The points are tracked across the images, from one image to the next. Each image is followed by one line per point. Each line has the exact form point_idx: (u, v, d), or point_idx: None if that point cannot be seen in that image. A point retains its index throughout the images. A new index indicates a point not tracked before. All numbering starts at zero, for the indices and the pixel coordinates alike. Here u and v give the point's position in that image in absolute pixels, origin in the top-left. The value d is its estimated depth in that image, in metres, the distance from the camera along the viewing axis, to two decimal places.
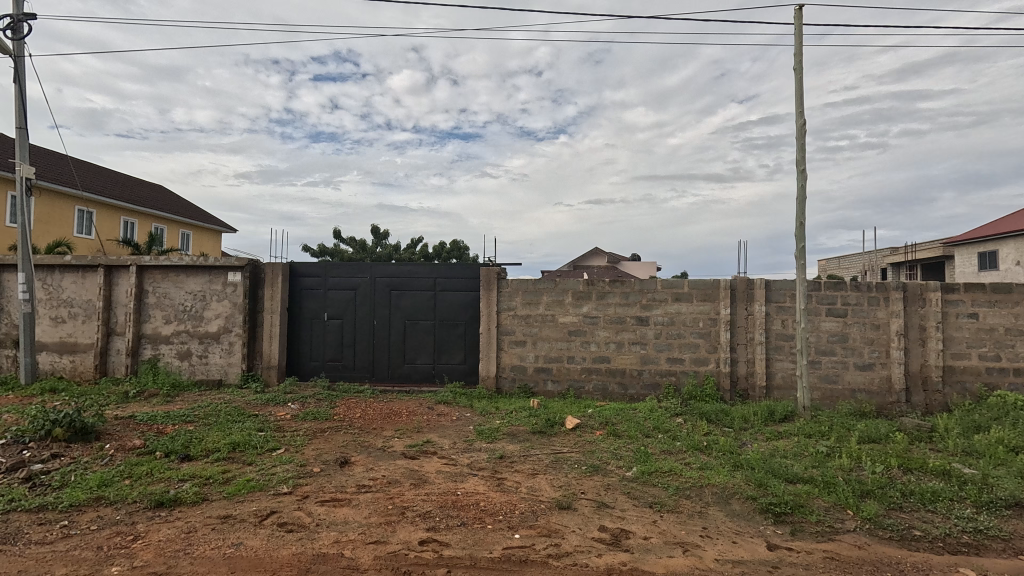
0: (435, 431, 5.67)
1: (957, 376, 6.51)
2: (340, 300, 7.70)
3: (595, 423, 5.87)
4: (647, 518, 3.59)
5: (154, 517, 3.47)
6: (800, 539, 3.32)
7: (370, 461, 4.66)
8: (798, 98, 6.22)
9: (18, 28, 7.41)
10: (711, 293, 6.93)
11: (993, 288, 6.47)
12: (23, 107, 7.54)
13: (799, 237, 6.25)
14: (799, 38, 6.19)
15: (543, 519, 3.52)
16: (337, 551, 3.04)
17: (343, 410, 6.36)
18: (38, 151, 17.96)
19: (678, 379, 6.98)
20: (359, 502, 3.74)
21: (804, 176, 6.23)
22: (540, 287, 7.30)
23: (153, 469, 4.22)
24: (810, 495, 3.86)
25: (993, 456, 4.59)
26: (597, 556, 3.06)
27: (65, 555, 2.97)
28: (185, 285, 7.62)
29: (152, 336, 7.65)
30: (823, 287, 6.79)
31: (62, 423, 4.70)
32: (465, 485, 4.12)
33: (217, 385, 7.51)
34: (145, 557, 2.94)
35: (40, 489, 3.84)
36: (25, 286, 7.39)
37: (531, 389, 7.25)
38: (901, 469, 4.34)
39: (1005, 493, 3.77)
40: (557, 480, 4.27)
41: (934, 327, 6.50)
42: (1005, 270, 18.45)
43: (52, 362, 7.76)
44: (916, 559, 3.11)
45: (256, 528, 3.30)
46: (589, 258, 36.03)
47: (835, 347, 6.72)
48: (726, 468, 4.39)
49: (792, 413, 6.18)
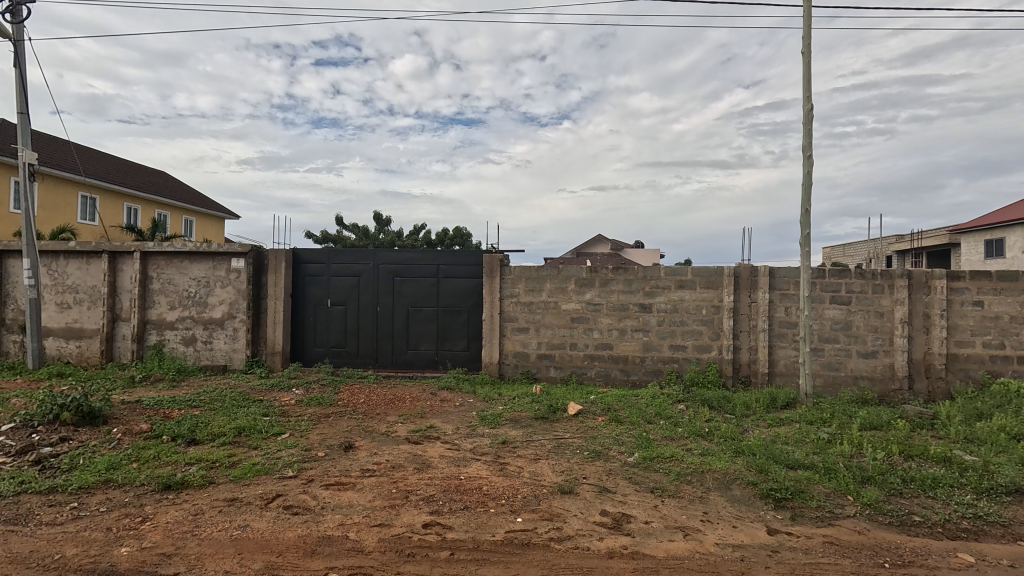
0: (439, 416, 5.72)
1: (961, 364, 6.50)
2: (344, 286, 7.72)
3: (597, 409, 5.91)
4: (648, 503, 3.62)
5: (161, 499, 3.52)
6: (799, 524, 3.35)
7: (374, 446, 4.71)
8: (805, 83, 6.13)
9: (17, 12, 7.36)
10: (714, 280, 6.91)
11: (999, 276, 6.43)
12: (24, 92, 7.50)
13: (804, 225, 6.21)
14: (807, 20, 6.08)
15: (546, 503, 3.56)
16: (342, 533, 3.08)
17: (347, 396, 6.41)
18: (40, 137, 17.93)
19: (681, 365, 7.00)
20: (363, 485, 3.79)
21: (810, 163, 6.17)
22: (543, 274, 7.29)
23: (160, 453, 4.28)
24: (811, 481, 3.88)
25: (994, 443, 4.60)
26: (599, 540, 3.09)
27: (76, 536, 3.02)
28: (189, 271, 7.64)
29: (157, 321, 7.70)
30: (827, 275, 6.76)
31: (70, 407, 4.76)
32: (468, 469, 4.17)
33: (222, 370, 7.57)
34: (153, 539, 2.99)
35: (49, 472, 3.90)
36: (30, 271, 7.42)
37: (534, 375, 7.28)
38: (902, 456, 4.36)
39: (1006, 480, 3.79)
40: (559, 465, 4.30)
41: (939, 315, 6.47)
42: (1013, 258, 18.29)
43: (58, 347, 7.82)
44: (915, 544, 3.13)
45: (262, 511, 3.35)
46: (592, 245, 35.88)
47: (838, 334, 6.72)
48: (727, 454, 4.42)
49: (794, 400, 6.20)
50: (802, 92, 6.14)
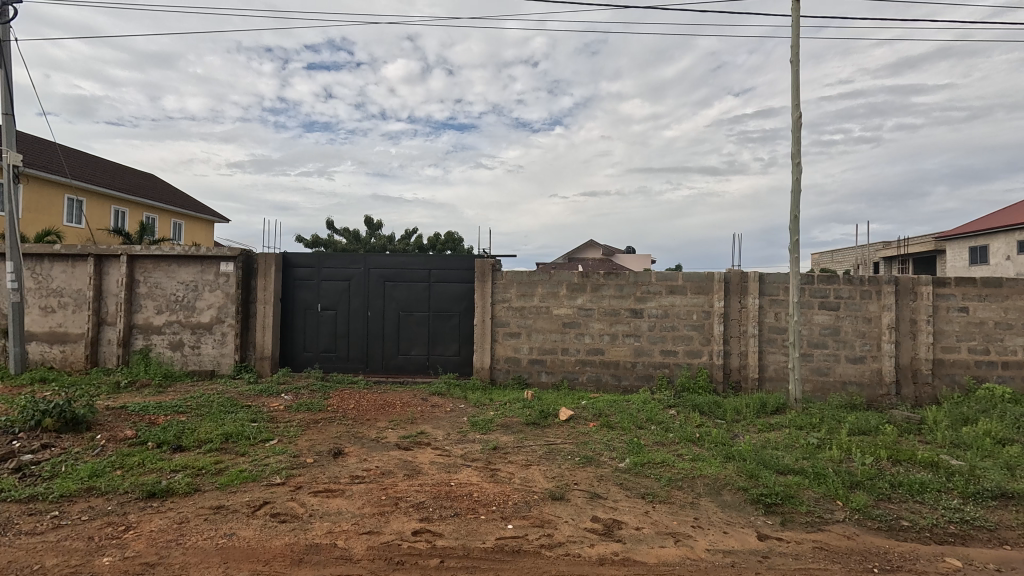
0: (429, 422, 5.68)
1: (947, 369, 6.58)
2: (334, 290, 7.66)
3: (588, 415, 5.90)
4: (640, 508, 3.61)
5: (146, 507, 3.46)
6: (790, 530, 3.36)
7: (363, 452, 4.67)
8: (794, 91, 6.20)
9: (3, 13, 7.27)
10: (705, 285, 6.95)
11: (984, 282, 6.52)
12: (9, 93, 7.39)
13: (794, 231, 6.27)
14: (796, 29, 6.16)
15: (536, 510, 3.54)
16: (331, 541, 3.04)
17: (337, 402, 6.34)
18: (26, 138, 17.69)
19: (672, 371, 7.01)
20: (352, 492, 3.75)
21: (799, 169, 6.23)
22: (535, 279, 7.29)
23: (145, 460, 4.21)
24: (800, 486, 3.90)
25: (980, 448, 4.66)
26: (590, 547, 3.08)
27: (56, 545, 2.95)
28: (177, 275, 7.55)
29: (143, 326, 7.59)
30: (816, 281, 6.82)
31: (52, 413, 4.67)
32: (459, 476, 4.13)
33: (210, 375, 7.48)
34: (137, 548, 2.93)
35: (29, 480, 3.82)
36: (13, 275, 7.29)
37: (526, 381, 7.27)
38: (890, 461, 4.39)
39: (992, 485, 3.82)
40: (550, 471, 4.29)
41: (925, 320, 6.56)
42: (997, 265, 18.59)
43: (42, 352, 7.68)
44: (903, 548, 3.15)
45: (249, 519, 3.29)
46: (584, 250, 36.01)
47: (827, 339, 6.77)
48: (718, 459, 4.43)
49: (784, 405, 6.24)
50: (791, 100, 6.21)
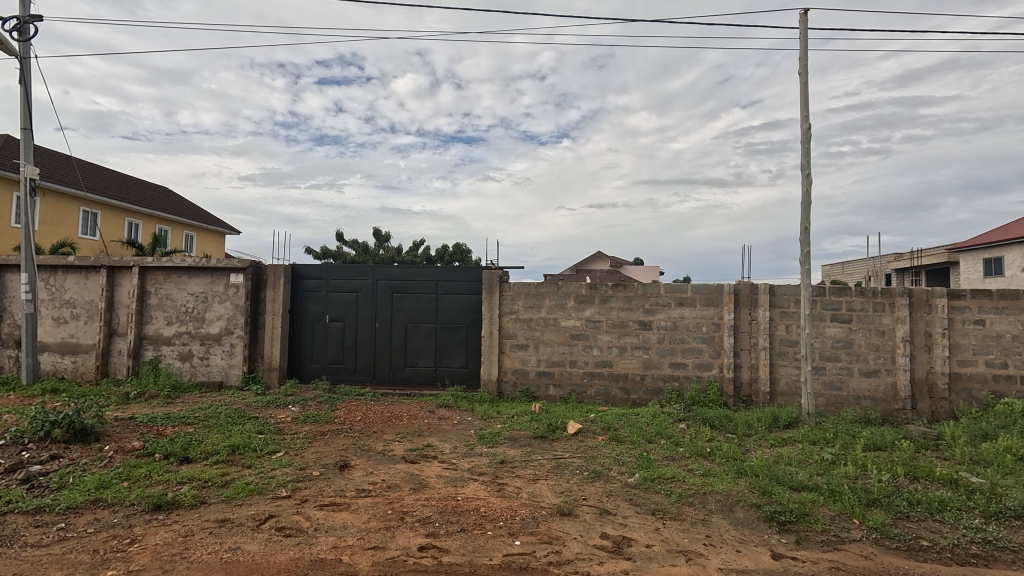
0: (437, 435, 5.63)
1: (963, 383, 6.45)
2: (341, 302, 7.68)
3: (596, 428, 5.82)
4: (650, 525, 3.54)
5: (151, 520, 3.44)
6: (805, 549, 3.27)
7: (370, 465, 4.63)
8: (803, 102, 6.19)
9: (24, 31, 7.45)
10: (714, 297, 6.89)
11: (1000, 294, 6.41)
12: (28, 108, 7.55)
13: (805, 244, 6.20)
14: (804, 42, 6.16)
15: (544, 525, 3.48)
16: (336, 556, 3.00)
17: (344, 414, 6.31)
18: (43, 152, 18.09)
19: (681, 384, 6.93)
20: (358, 506, 3.71)
21: (809, 181, 6.19)
22: (543, 290, 7.27)
23: (151, 472, 4.19)
24: (815, 503, 3.81)
25: (1001, 465, 4.53)
26: (599, 564, 3.01)
27: (61, 558, 2.94)
28: (186, 286, 7.61)
29: (153, 337, 7.64)
30: (828, 293, 6.73)
31: (62, 424, 4.69)
32: (465, 490, 4.08)
33: (218, 386, 7.50)
34: (141, 561, 2.91)
35: (37, 491, 3.82)
36: (28, 287, 7.38)
37: (532, 393, 7.21)
38: (907, 477, 4.29)
39: (1014, 504, 3.71)
40: (558, 486, 4.22)
41: (940, 333, 6.44)
42: (1011, 277, 18.33)
43: (53, 363, 7.75)
44: (924, 569, 3.05)
45: (254, 532, 3.27)
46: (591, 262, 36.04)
47: (840, 353, 6.67)
48: (729, 475, 4.34)
49: (796, 419, 6.12)
50: (801, 113, 6.20)
